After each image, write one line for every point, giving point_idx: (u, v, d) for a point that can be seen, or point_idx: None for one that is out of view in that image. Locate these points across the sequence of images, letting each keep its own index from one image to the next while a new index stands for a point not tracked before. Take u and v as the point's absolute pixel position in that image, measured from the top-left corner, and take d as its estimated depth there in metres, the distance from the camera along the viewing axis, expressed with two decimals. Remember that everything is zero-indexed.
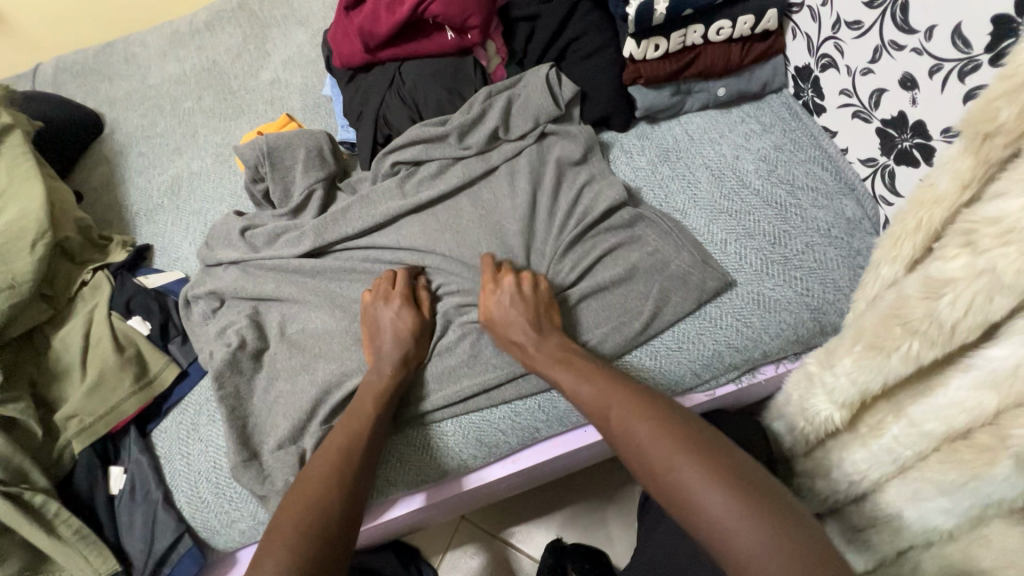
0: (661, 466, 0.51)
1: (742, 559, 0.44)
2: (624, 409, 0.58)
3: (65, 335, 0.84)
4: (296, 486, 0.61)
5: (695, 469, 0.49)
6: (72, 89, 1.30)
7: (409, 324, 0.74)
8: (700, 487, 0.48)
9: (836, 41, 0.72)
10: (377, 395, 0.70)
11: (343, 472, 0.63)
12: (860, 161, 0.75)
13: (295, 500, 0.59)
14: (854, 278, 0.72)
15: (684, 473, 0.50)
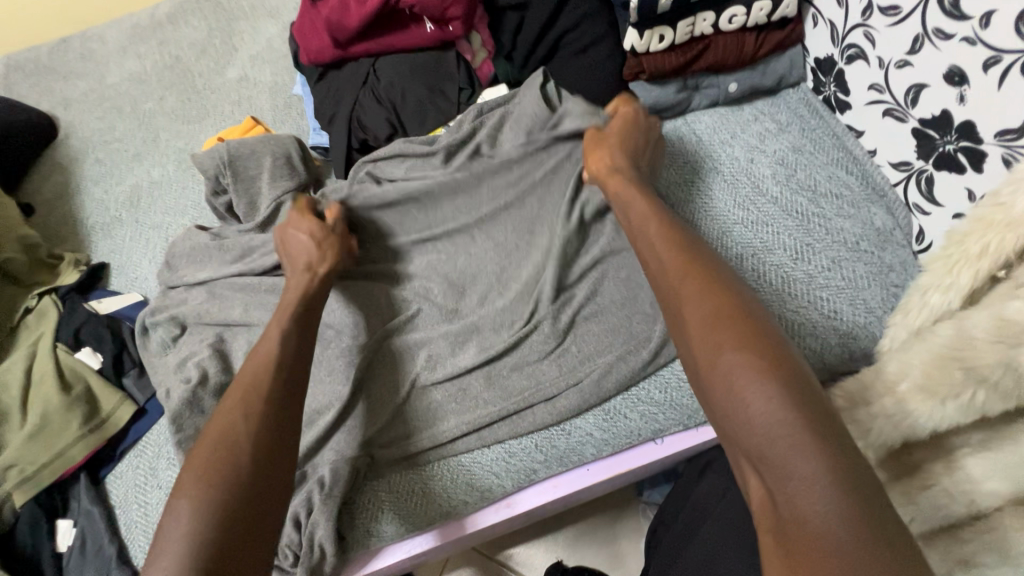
0: (736, 387, 0.43)
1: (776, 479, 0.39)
2: (704, 310, 0.48)
3: (6, 370, 0.75)
4: (201, 435, 0.54)
5: (775, 401, 0.41)
6: (24, 89, 1.19)
7: (313, 236, 0.70)
8: (775, 421, 0.40)
9: (866, 30, 0.64)
10: (291, 312, 0.64)
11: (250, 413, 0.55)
12: (891, 165, 0.67)
13: (195, 464, 0.52)
14: (886, 297, 0.64)
15: (760, 405, 0.41)
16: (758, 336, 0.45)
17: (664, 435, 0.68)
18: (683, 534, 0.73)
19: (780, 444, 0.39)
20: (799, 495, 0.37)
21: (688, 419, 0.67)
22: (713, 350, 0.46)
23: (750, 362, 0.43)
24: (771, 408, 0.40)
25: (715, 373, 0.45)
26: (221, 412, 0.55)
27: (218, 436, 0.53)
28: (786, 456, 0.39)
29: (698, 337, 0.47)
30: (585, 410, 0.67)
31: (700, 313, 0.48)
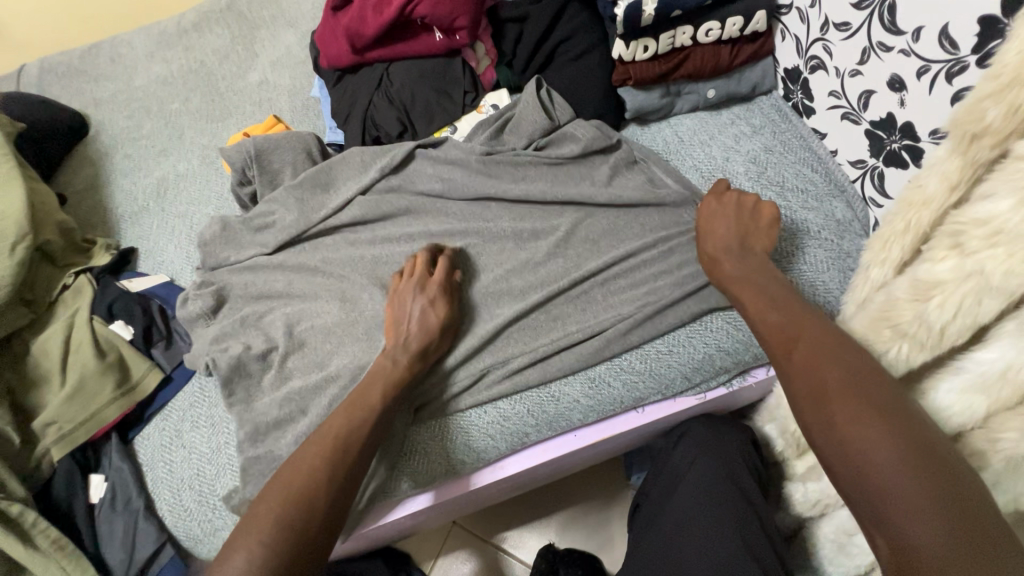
0: (861, 452, 0.45)
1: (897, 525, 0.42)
2: (816, 373, 0.51)
3: (45, 340, 0.83)
4: (286, 469, 0.61)
5: (899, 464, 0.43)
6: (57, 90, 1.28)
7: (441, 319, 0.72)
8: (895, 470, 0.43)
9: (824, 43, 0.72)
10: (387, 385, 0.68)
11: (333, 464, 0.62)
12: (849, 163, 0.75)
13: (272, 501, 0.59)
14: (844, 280, 0.71)
15: (890, 470, 0.44)
16: (878, 396, 0.48)
17: (643, 405, 0.75)
18: (659, 497, 0.80)
19: (906, 502, 0.42)
20: (918, 547, 0.41)
21: (666, 389, 0.74)
22: (833, 412, 0.48)
23: (869, 425, 0.46)
24: (895, 467, 0.43)
25: (840, 439, 0.47)
26: (303, 454, 0.62)
27: (296, 481, 0.60)
28: (892, 501, 0.43)
29: (813, 402, 0.50)
30: (572, 377, 0.74)
31: (816, 376, 0.51)
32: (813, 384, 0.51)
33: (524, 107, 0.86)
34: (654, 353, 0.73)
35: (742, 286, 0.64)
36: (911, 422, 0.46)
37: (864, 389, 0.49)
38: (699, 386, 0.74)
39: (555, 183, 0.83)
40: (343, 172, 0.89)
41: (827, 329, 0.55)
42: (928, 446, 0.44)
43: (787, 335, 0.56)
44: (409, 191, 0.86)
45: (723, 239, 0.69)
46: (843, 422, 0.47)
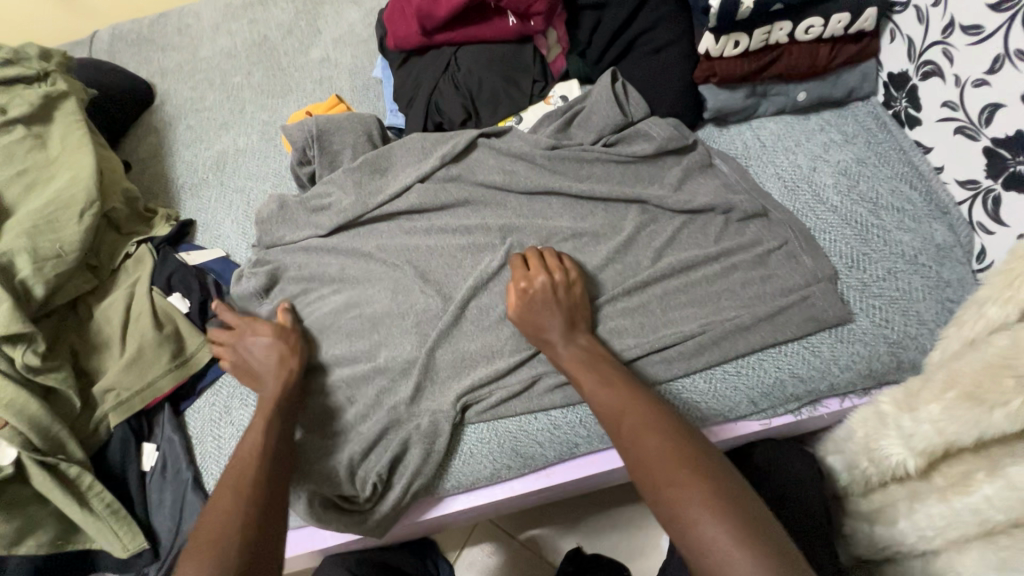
0: (683, 514, 0.47)
1: None
2: (642, 446, 0.53)
3: (107, 307, 0.84)
4: (218, 492, 0.59)
5: (725, 523, 0.46)
6: (126, 58, 1.30)
7: (287, 343, 0.74)
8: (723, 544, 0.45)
9: (945, 47, 0.65)
10: (281, 421, 0.67)
11: (238, 495, 0.58)
12: (957, 182, 0.68)
13: (200, 547, 0.53)
14: (940, 312, 0.65)
15: (711, 532, 0.45)
16: (698, 456, 0.51)
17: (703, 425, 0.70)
18: None
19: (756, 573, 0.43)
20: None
21: (729, 412, 0.67)
22: (647, 471, 0.52)
23: (681, 481, 0.49)
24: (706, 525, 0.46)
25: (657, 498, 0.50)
26: (215, 501, 0.58)
27: (214, 525, 0.55)
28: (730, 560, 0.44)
29: (637, 463, 0.53)
30: None
31: (638, 439, 0.54)
32: (635, 447, 0.54)
33: (597, 101, 0.81)
34: (720, 373, 0.67)
35: (580, 353, 0.65)
36: (723, 481, 0.49)
37: (684, 449, 0.52)
38: (766, 412, 0.68)
39: (623, 183, 0.79)
40: (403, 160, 0.86)
41: (631, 390, 0.59)
42: (734, 502, 0.47)
43: (602, 397, 0.59)
44: (469, 180, 0.83)
45: (551, 329, 0.66)
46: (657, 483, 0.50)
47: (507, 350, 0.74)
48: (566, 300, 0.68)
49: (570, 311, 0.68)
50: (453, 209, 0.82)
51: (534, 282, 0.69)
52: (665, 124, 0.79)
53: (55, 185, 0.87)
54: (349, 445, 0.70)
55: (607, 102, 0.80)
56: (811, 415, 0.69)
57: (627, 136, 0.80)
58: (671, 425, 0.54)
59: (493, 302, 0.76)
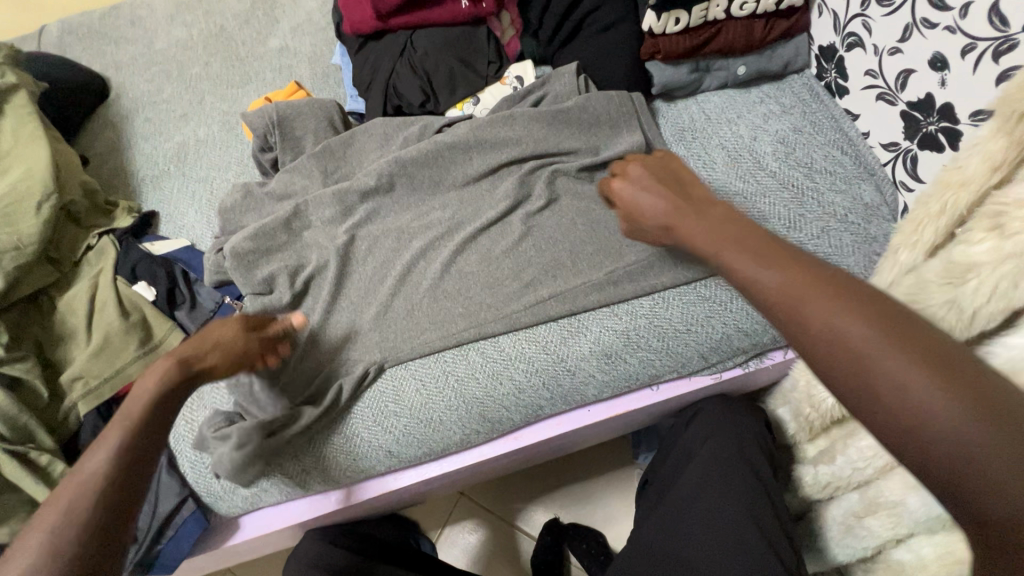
0: (852, 350, 0.37)
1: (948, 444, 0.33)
2: (798, 275, 0.42)
3: (71, 298, 0.85)
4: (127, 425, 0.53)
5: (941, 385, 0.34)
6: (78, 52, 1.27)
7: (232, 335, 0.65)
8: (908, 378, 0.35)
9: (864, 19, 0.70)
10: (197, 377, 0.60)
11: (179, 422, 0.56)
12: (881, 145, 0.73)
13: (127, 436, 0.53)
14: (870, 265, 0.70)
15: (888, 369, 0.36)
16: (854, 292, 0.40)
17: (658, 382, 0.75)
18: (672, 475, 0.80)
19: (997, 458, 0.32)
20: (937, 442, 0.34)
21: (683, 367, 0.74)
22: (795, 313, 0.40)
23: (851, 320, 0.38)
24: (914, 385, 0.35)
25: (817, 339, 0.39)
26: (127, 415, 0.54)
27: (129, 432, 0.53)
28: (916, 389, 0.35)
29: (790, 300, 0.41)
30: (590, 353, 0.73)
31: (805, 302, 0.40)
32: (789, 292, 0.41)
33: (564, 83, 0.85)
34: (672, 330, 0.72)
35: (717, 227, 0.51)
36: (898, 321, 0.38)
37: (865, 298, 0.39)
38: (716, 365, 0.74)
39: None
40: (365, 145, 0.88)
41: (768, 245, 0.46)
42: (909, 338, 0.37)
43: (738, 256, 0.46)
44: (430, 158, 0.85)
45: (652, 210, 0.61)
46: (825, 322, 0.39)
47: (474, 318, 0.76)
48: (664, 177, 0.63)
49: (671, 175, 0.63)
50: (413, 188, 0.83)
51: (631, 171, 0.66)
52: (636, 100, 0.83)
53: (9, 178, 0.86)
54: (323, 426, 0.73)
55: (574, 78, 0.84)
56: (758, 367, 0.76)
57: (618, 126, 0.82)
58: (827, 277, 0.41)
59: (464, 287, 0.77)
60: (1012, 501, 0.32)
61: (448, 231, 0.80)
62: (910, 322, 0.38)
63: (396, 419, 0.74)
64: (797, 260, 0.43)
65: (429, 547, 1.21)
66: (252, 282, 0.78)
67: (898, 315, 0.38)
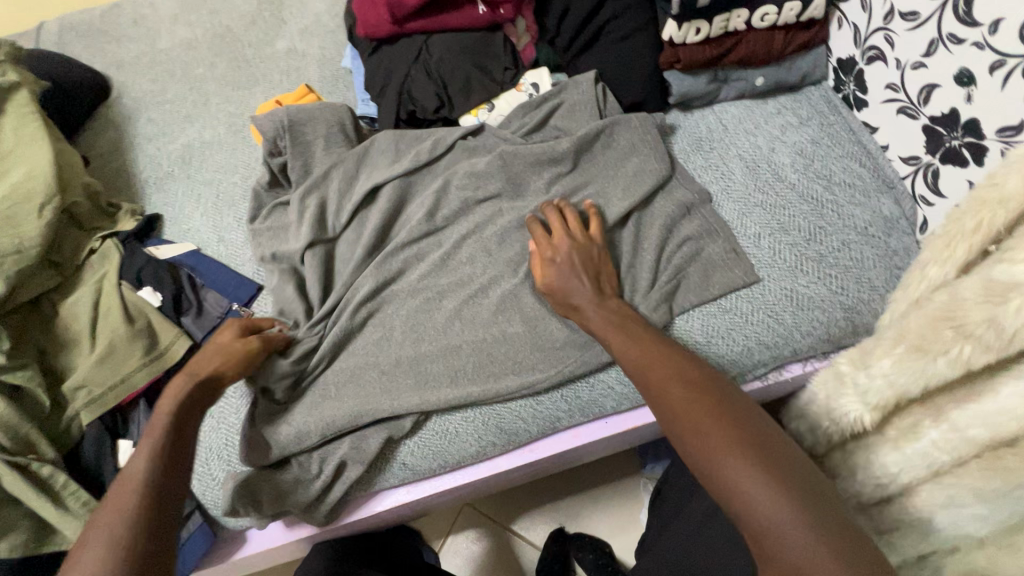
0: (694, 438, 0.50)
1: (756, 513, 0.44)
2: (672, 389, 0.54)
3: (74, 303, 0.82)
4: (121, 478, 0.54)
5: (773, 485, 0.45)
6: (78, 50, 1.25)
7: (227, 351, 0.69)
8: (740, 467, 0.46)
9: (886, 33, 0.70)
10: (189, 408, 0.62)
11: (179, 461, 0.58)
12: (901, 159, 0.73)
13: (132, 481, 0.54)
14: (889, 279, 0.70)
15: (726, 453, 0.47)
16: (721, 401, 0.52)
17: None
18: (688, 488, 0.79)
19: (806, 531, 0.42)
20: (778, 543, 0.43)
21: None
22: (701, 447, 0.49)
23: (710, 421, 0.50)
24: (752, 478, 0.45)
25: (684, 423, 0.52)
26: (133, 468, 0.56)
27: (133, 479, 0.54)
28: (760, 504, 0.44)
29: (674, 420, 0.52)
30: (608, 364, 0.73)
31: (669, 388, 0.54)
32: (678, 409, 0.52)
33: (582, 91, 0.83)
34: None
35: (612, 316, 0.65)
36: (745, 418, 0.50)
37: (714, 397, 0.52)
38: None
39: None
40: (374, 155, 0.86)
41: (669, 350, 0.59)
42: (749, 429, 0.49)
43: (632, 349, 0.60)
44: (445, 165, 0.84)
45: (578, 293, 0.67)
46: (687, 416, 0.51)
47: (490, 328, 0.75)
48: (590, 263, 0.70)
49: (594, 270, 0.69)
50: (426, 196, 0.82)
51: (558, 247, 0.70)
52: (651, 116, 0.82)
53: (10, 179, 0.83)
54: (341, 451, 0.71)
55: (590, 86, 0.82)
56: (777, 380, 0.73)
57: (635, 140, 0.81)
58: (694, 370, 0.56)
59: (482, 296, 0.76)
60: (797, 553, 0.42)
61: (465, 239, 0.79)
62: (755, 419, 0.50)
63: (412, 432, 0.73)
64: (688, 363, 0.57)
65: (433, 557, 1.19)
66: None
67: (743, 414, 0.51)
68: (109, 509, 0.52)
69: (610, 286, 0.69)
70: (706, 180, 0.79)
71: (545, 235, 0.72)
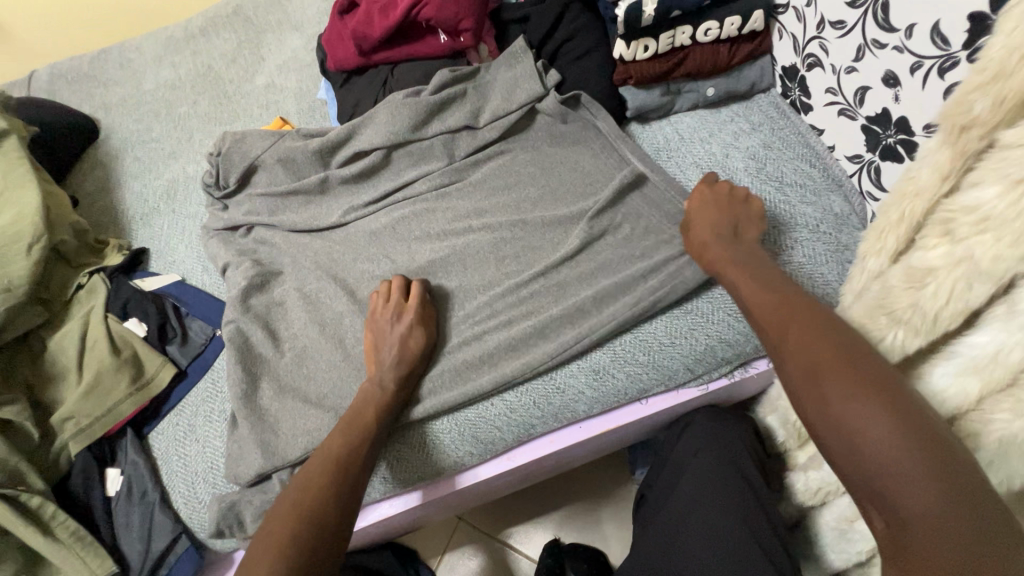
0: (817, 389, 0.46)
1: (883, 470, 0.41)
2: (802, 338, 0.50)
3: (62, 337, 0.85)
4: (297, 488, 0.61)
5: (922, 471, 0.39)
6: (68, 95, 1.30)
7: (419, 346, 0.73)
8: (872, 423, 0.42)
9: (820, 41, 0.74)
10: (380, 409, 0.69)
11: (341, 485, 0.61)
12: (846, 158, 0.77)
13: (309, 492, 0.60)
14: (842, 273, 0.73)
15: (856, 408, 0.43)
16: (852, 350, 0.47)
17: (647, 396, 0.77)
18: (665, 488, 0.81)
19: (953, 529, 0.38)
20: (917, 533, 0.39)
21: (669, 380, 0.76)
22: (838, 409, 0.44)
23: (832, 371, 0.46)
24: (901, 464, 0.40)
25: (804, 370, 0.48)
26: (314, 474, 0.62)
27: (310, 493, 0.60)
28: (903, 495, 0.40)
29: (803, 380, 0.48)
30: (576, 369, 0.75)
31: (798, 334, 0.50)
32: (806, 366, 0.48)
33: (545, 109, 0.88)
34: (656, 343, 0.74)
35: (732, 256, 0.66)
36: (883, 371, 0.46)
37: (847, 348, 0.48)
38: (702, 377, 0.76)
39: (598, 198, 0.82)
40: (345, 184, 0.91)
41: (787, 294, 0.56)
42: (885, 385, 0.44)
43: (759, 291, 0.58)
44: (416, 189, 0.88)
45: (712, 227, 0.71)
46: (805, 365, 0.48)
47: (462, 343, 0.76)
48: (727, 207, 0.73)
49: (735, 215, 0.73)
50: (398, 219, 0.86)
51: (712, 193, 0.75)
52: (608, 128, 0.86)
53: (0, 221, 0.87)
54: None
55: (528, 99, 0.87)
56: (744, 377, 0.78)
57: (595, 161, 0.86)
58: (821, 317, 0.51)
59: (455, 309, 0.79)
60: (909, 508, 0.39)
61: (434, 257, 0.82)
62: (913, 398, 0.44)
63: (387, 444, 0.73)
64: (813, 308, 0.53)
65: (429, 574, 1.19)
66: (247, 316, 0.80)
67: (877, 369, 0.46)
68: (282, 515, 0.58)
69: (749, 235, 0.71)
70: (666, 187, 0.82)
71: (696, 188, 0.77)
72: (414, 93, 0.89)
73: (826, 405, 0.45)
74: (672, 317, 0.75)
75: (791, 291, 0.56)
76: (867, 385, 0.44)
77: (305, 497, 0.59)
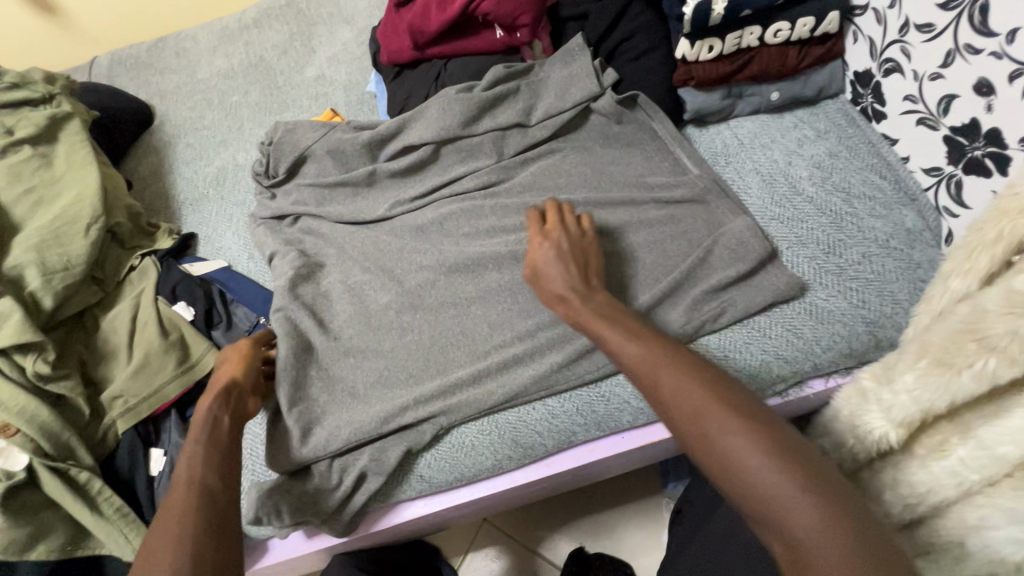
0: (703, 432, 0.46)
1: (790, 521, 0.40)
2: (678, 381, 0.49)
3: (114, 318, 0.87)
4: (152, 537, 0.52)
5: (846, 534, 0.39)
6: (126, 81, 1.34)
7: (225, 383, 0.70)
8: (759, 469, 0.42)
9: (902, 45, 0.69)
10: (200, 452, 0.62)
11: (196, 513, 0.53)
12: (922, 170, 0.72)
13: (163, 534, 0.52)
14: (914, 293, 0.68)
15: (742, 453, 0.43)
16: (735, 397, 0.47)
17: None
18: (709, 506, 0.77)
19: None
20: None
21: None
22: (723, 450, 0.44)
23: (728, 413, 0.46)
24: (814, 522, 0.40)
25: (682, 408, 0.48)
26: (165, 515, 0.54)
27: (165, 536, 0.52)
28: (819, 553, 0.39)
29: (682, 417, 0.47)
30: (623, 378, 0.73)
31: (681, 374, 0.50)
32: (684, 405, 0.48)
33: (601, 110, 0.86)
34: (708, 356, 0.71)
35: (602, 304, 0.63)
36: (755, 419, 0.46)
37: (728, 396, 0.47)
38: (752, 395, 0.71)
39: (651, 203, 0.80)
40: (393, 179, 0.90)
41: (657, 339, 0.55)
42: (764, 434, 0.44)
43: (626, 335, 0.56)
44: (463, 185, 0.87)
45: (563, 282, 0.67)
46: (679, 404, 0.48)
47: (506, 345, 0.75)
48: (576, 251, 0.70)
49: (585, 261, 0.69)
50: (445, 216, 0.85)
51: (550, 236, 0.72)
52: (665, 132, 0.84)
53: (61, 201, 0.90)
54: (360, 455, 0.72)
55: (583, 98, 0.85)
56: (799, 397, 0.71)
57: (650, 164, 0.84)
58: (703, 364, 0.51)
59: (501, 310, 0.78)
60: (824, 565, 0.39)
61: (480, 256, 0.81)
62: (796, 445, 0.44)
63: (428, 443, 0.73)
64: (686, 357, 0.52)
65: None
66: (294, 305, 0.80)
67: (754, 417, 0.46)
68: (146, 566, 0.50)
69: (597, 278, 0.68)
70: (724, 193, 0.79)
71: (540, 223, 0.74)
72: (467, 89, 0.88)
73: (708, 445, 0.45)
74: (725, 331, 0.70)
75: (663, 336, 0.55)
76: (765, 434, 0.44)
77: (165, 540, 0.51)
